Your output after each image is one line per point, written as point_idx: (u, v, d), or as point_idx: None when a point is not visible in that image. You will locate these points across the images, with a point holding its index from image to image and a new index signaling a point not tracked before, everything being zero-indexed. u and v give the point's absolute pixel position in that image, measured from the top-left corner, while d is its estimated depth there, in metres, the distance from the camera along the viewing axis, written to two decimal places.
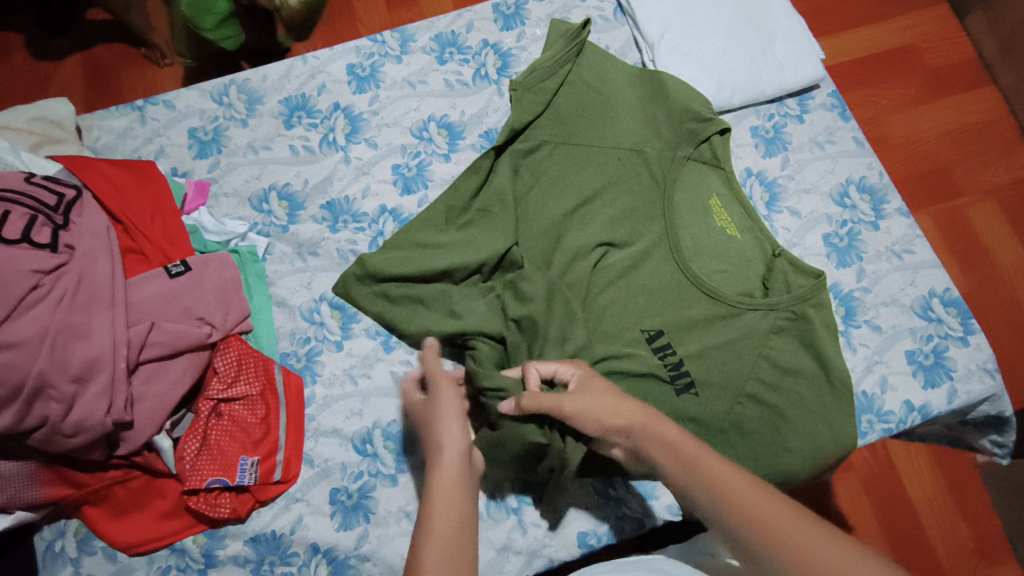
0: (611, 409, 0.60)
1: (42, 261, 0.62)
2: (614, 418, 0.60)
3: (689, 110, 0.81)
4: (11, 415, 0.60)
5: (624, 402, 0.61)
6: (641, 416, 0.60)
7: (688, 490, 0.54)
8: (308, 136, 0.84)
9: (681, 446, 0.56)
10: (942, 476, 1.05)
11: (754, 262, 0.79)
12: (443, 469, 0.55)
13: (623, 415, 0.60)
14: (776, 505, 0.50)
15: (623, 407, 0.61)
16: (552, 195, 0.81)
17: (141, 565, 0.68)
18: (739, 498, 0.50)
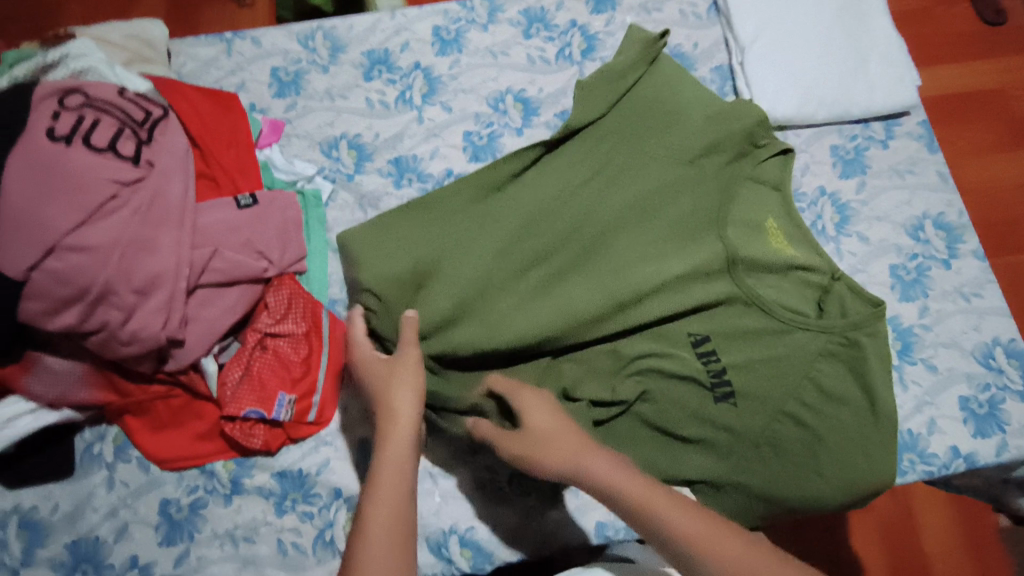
0: (559, 448, 0.65)
1: (122, 173, 0.64)
2: (560, 457, 0.65)
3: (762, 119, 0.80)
4: (75, 314, 0.62)
5: (571, 437, 0.66)
6: (587, 452, 0.65)
7: (645, 527, 0.60)
8: (386, 91, 0.84)
9: (629, 487, 0.61)
10: (960, 533, 1.02)
11: (811, 281, 0.77)
12: (394, 444, 0.62)
13: (568, 453, 0.65)
14: (721, 536, 0.58)
15: (570, 441, 0.66)
16: (610, 192, 0.79)
17: (171, 480, 0.70)
18: (693, 537, 0.58)
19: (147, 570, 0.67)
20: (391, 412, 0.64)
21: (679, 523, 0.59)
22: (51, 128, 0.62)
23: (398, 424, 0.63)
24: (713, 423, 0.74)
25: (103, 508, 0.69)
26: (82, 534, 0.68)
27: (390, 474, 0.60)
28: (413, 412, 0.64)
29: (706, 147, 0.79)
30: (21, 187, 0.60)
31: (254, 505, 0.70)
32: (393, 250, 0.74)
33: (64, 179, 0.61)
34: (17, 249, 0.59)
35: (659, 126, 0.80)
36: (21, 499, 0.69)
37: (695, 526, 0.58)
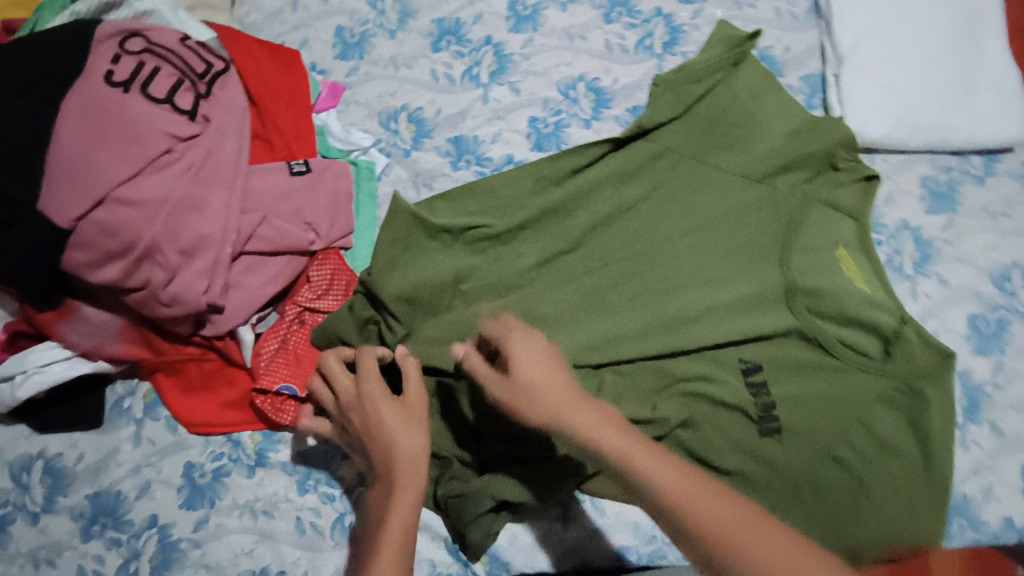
0: (546, 394, 0.52)
1: (177, 126, 0.61)
2: (546, 402, 0.52)
3: (844, 140, 0.75)
4: (117, 269, 0.60)
5: (560, 384, 0.53)
6: (574, 403, 0.52)
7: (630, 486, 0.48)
8: (452, 65, 0.80)
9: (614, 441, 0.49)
10: None
11: (880, 323, 0.71)
12: (400, 505, 0.53)
13: (554, 401, 0.52)
14: (724, 508, 0.45)
15: (561, 388, 0.53)
16: (671, 206, 0.75)
17: (197, 445, 0.69)
18: (687, 501, 0.45)
19: (166, 531, 0.67)
20: (396, 460, 0.55)
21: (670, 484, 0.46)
22: (110, 71, 0.60)
23: (404, 477, 0.54)
24: (756, 458, 0.69)
25: (126, 464, 0.68)
26: (104, 487, 0.68)
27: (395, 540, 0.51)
28: (417, 446, 0.56)
29: (778, 168, 0.75)
30: (76, 132, 0.58)
31: (276, 479, 0.68)
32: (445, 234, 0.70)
33: (118, 127, 0.59)
34: (66, 197, 0.57)
35: (725, 144, 0.76)
36: (47, 445, 0.69)
37: (693, 488, 0.46)
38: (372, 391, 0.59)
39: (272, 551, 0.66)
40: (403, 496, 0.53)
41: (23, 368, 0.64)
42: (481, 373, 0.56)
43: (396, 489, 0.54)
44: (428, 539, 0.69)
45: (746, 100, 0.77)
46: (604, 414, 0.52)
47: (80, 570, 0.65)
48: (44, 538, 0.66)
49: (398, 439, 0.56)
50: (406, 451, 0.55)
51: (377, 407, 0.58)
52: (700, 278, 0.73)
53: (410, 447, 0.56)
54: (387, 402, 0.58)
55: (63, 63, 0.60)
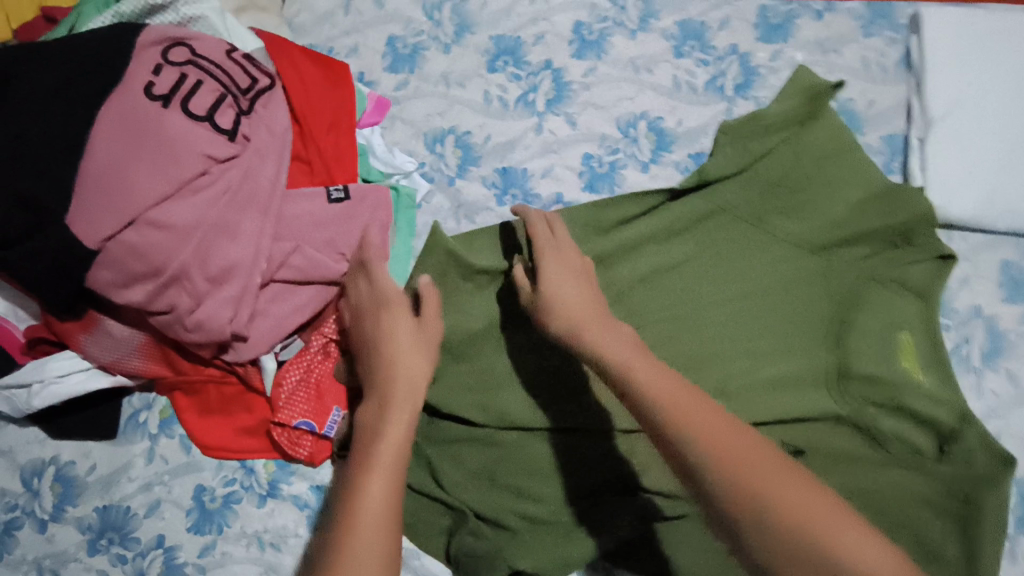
0: (569, 306, 0.58)
1: (215, 146, 0.57)
2: (569, 311, 0.57)
3: (924, 215, 0.69)
4: (143, 292, 0.57)
5: (585, 299, 0.58)
6: (594, 317, 0.57)
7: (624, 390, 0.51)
8: (507, 88, 0.75)
9: (617, 351, 0.53)
10: None
11: (937, 419, 0.67)
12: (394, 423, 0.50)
13: (577, 312, 0.57)
14: (710, 417, 0.48)
15: (585, 304, 0.58)
16: (721, 266, 0.71)
17: (209, 468, 0.67)
18: (678, 405, 0.48)
19: (171, 553, 0.65)
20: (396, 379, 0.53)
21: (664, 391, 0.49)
22: (151, 83, 0.56)
23: (403, 387, 0.53)
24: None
25: (138, 480, 0.67)
26: (114, 501, 0.66)
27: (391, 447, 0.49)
28: (424, 362, 0.55)
29: (842, 239, 0.70)
30: (109, 146, 0.54)
31: (287, 513, 0.66)
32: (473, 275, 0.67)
33: (154, 143, 0.55)
34: (96, 215, 0.54)
35: (792, 205, 0.71)
36: (61, 451, 0.67)
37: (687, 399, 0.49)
38: (392, 301, 0.58)
39: None
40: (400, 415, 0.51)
41: (41, 377, 0.62)
42: (521, 283, 0.62)
43: (393, 401, 0.52)
44: None
45: (821, 158, 0.71)
46: (618, 330, 0.56)
47: None
48: (50, 548, 0.65)
49: (404, 360, 0.54)
50: (409, 372, 0.54)
51: (390, 319, 0.57)
52: (746, 349, 0.69)
53: (413, 368, 0.54)
54: (403, 316, 0.57)
55: (100, 66, 0.56)
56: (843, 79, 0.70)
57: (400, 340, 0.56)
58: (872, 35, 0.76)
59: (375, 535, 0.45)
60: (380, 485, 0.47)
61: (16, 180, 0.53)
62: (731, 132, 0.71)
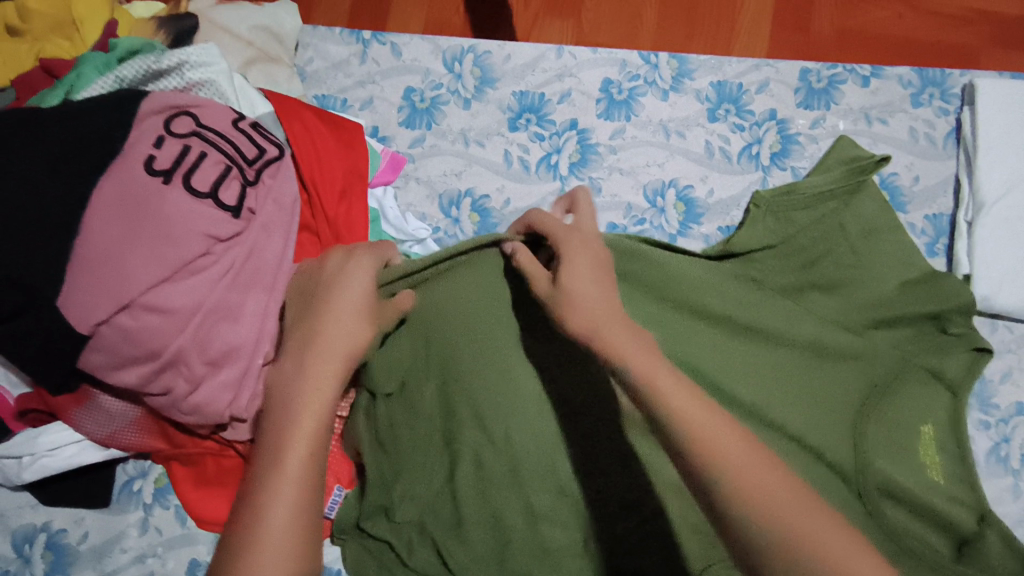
0: (593, 306, 0.49)
1: (218, 226, 0.55)
2: (588, 307, 0.49)
3: (960, 298, 0.65)
4: (137, 375, 0.54)
5: (608, 299, 0.50)
6: (618, 323, 0.49)
7: (655, 417, 0.44)
8: (530, 148, 0.71)
9: (641, 364, 0.46)
10: None
11: (954, 518, 0.59)
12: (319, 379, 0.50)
13: (599, 314, 0.49)
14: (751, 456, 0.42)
15: (602, 300, 0.50)
16: (745, 338, 0.63)
17: (205, 540, 0.65)
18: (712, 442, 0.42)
19: None
20: (326, 336, 0.52)
21: (700, 422, 0.43)
22: (151, 158, 0.54)
23: (321, 356, 0.51)
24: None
25: (132, 551, 0.65)
26: (106, 572, 0.64)
27: (310, 419, 0.49)
28: (354, 335, 0.53)
29: (877, 321, 0.65)
30: (106, 230, 0.52)
31: None
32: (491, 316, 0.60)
33: (153, 225, 0.53)
34: (89, 299, 0.52)
35: (825, 284, 0.66)
36: (52, 518, 0.65)
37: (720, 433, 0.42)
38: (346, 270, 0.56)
39: None
40: (326, 371, 0.51)
41: (32, 451, 0.61)
42: (529, 266, 0.55)
43: (309, 371, 0.51)
44: None
45: (858, 239, 0.67)
46: (645, 340, 0.48)
47: None
48: None
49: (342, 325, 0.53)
50: (346, 335, 0.52)
51: (335, 288, 0.55)
52: None
53: (343, 338, 0.52)
54: (349, 286, 0.55)
55: (96, 140, 0.54)
56: (888, 155, 0.66)
57: (337, 308, 0.54)
58: (921, 105, 0.71)
59: (288, 535, 0.44)
60: (302, 442, 0.48)
61: (5, 262, 0.51)
62: (765, 204, 0.67)
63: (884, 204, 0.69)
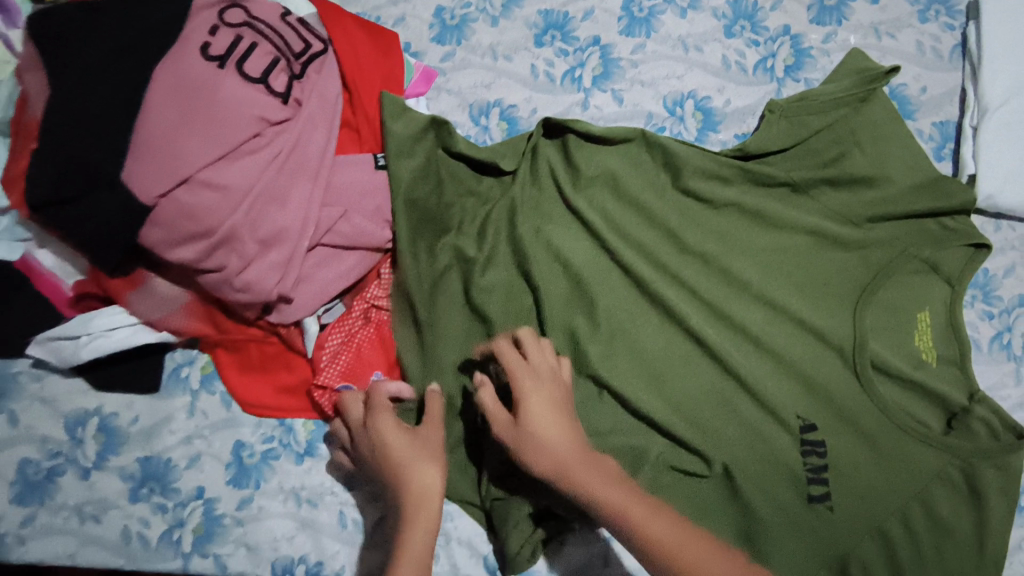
0: (555, 447, 0.57)
1: (270, 109, 0.58)
2: (554, 455, 0.57)
3: (965, 199, 0.69)
4: (193, 251, 0.57)
5: (568, 437, 0.57)
6: (581, 457, 0.57)
7: (631, 537, 0.54)
8: (555, 63, 0.75)
9: (609, 498, 0.55)
10: None
11: (947, 395, 0.68)
12: (417, 527, 0.56)
13: (563, 455, 0.57)
14: (709, 551, 0.54)
15: (569, 444, 0.57)
16: (750, 227, 0.71)
17: (248, 423, 0.69)
18: (685, 556, 0.53)
19: (211, 504, 0.68)
20: (409, 493, 0.57)
21: (667, 535, 0.54)
22: (206, 44, 0.57)
23: (419, 503, 0.57)
24: (789, 526, 0.67)
25: (179, 432, 0.69)
26: (155, 452, 0.68)
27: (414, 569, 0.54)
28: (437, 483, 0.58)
29: (878, 215, 0.70)
30: (165, 110, 0.55)
31: (324, 471, 0.69)
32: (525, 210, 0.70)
33: (207, 107, 0.55)
34: (149, 174, 0.54)
35: (834, 180, 0.70)
36: (104, 402, 0.69)
37: (686, 543, 0.53)
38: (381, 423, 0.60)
39: (313, 542, 0.68)
40: (422, 523, 0.56)
41: (87, 330, 0.64)
42: (493, 409, 0.59)
43: (409, 522, 0.56)
44: (467, 553, 0.68)
45: (868, 144, 0.71)
46: (603, 466, 0.57)
47: (124, 530, 0.67)
48: (92, 494, 0.68)
49: (429, 477, 0.58)
50: (421, 482, 0.57)
51: (385, 436, 0.59)
52: (782, 332, 0.69)
53: (421, 482, 0.58)
54: (396, 429, 0.60)
55: (155, 33, 0.57)
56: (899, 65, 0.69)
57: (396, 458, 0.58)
58: (927, 21, 0.75)
59: None
60: None
61: (71, 140, 0.55)
62: (779, 111, 0.71)
63: (894, 112, 0.72)
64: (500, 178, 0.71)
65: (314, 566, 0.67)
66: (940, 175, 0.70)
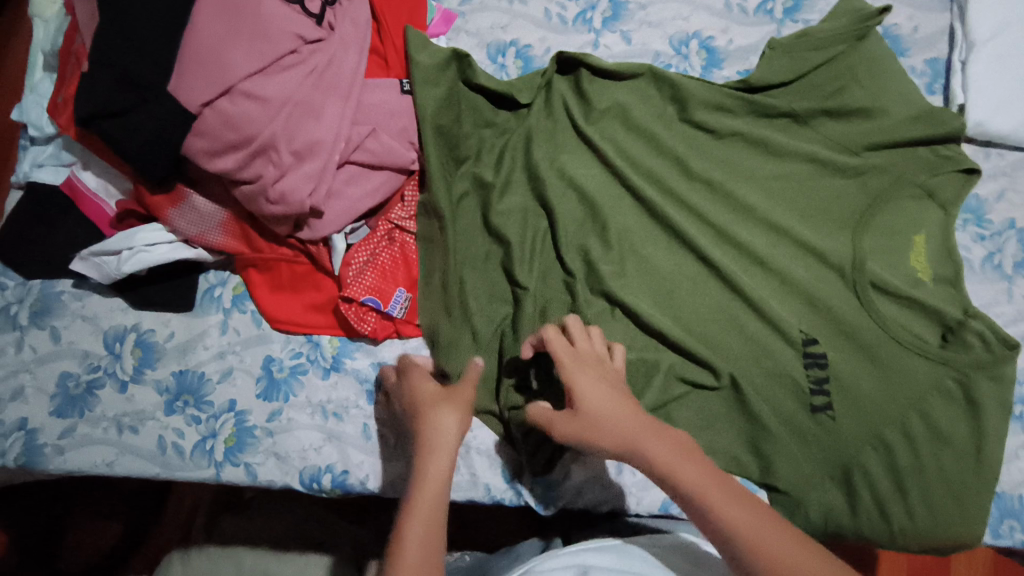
0: (615, 421, 0.55)
1: (305, 28, 0.63)
2: (614, 430, 0.55)
3: (955, 128, 0.73)
4: (233, 160, 0.61)
5: (626, 410, 0.56)
6: (642, 430, 0.55)
7: (708, 520, 0.50)
8: (567, 6, 0.79)
9: (679, 473, 0.52)
10: None
11: (943, 311, 0.71)
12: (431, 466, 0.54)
13: (623, 430, 0.55)
14: (790, 535, 0.48)
15: (628, 417, 0.56)
16: (752, 156, 0.75)
17: (278, 340, 0.73)
18: (765, 540, 0.48)
19: (242, 416, 0.71)
20: (432, 440, 0.55)
21: (745, 516, 0.49)
22: None
23: (432, 455, 0.54)
24: (791, 434, 0.71)
25: (212, 348, 0.72)
26: (189, 366, 0.72)
27: (424, 517, 0.51)
28: (452, 440, 0.55)
29: (875, 143, 0.74)
30: (210, 26, 0.60)
31: (349, 385, 0.72)
32: (542, 140, 0.75)
33: (250, 22, 0.60)
34: (195, 83, 0.59)
35: (832, 112, 0.75)
36: (141, 320, 0.73)
37: (764, 525, 0.49)
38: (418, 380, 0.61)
39: (339, 453, 0.71)
40: (439, 458, 0.54)
41: (130, 245, 0.68)
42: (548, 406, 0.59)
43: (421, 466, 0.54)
44: (485, 463, 0.72)
45: (864, 79, 0.75)
46: (673, 439, 0.55)
47: (160, 441, 0.70)
48: (130, 406, 0.71)
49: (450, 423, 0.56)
50: (438, 429, 0.56)
51: (418, 385, 0.61)
52: (784, 255, 0.73)
53: (443, 429, 0.56)
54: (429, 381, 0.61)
55: None
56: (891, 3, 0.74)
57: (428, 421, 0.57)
58: None
59: None
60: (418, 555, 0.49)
61: (120, 58, 0.59)
62: (781, 48, 0.75)
63: (889, 49, 0.76)
64: (515, 112, 0.76)
65: (340, 475, 0.70)
66: (935, 107, 0.74)
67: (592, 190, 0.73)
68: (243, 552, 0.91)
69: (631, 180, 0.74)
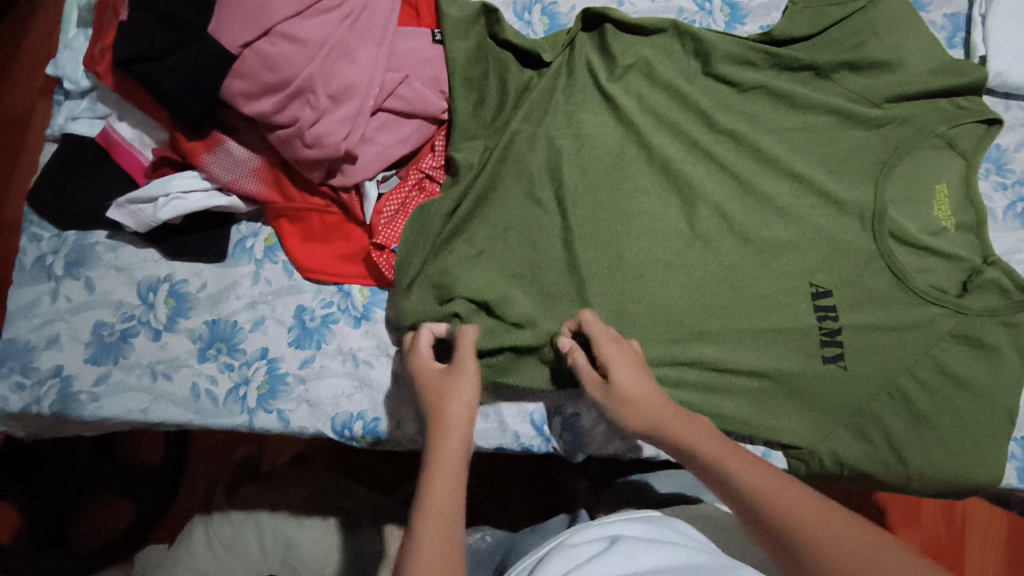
0: (646, 403, 0.62)
1: None
2: (646, 413, 0.61)
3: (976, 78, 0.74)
4: (271, 103, 0.63)
5: (660, 402, 0.62)
6: (672, 416, 0.60)
7: (730, 485, 0.54)
8: None
9: (705, 445, 0.57)
10: (1001, 552, 1.04)
11: (964, 257, 0.73)
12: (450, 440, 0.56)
13: (655, 415, 0.61)
14: (807, 498, 0.51)
15: (654, 399, 0.62)
16: (775, 108, 0.76)
17: (309, 290, 0.74)
18: (783, 500, 0.51)
19: (274, 364, 0.71)
20: (445, 416, 0.58)
21: (764, 481, 0.52)
22: None
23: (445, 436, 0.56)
24: (816, 383, 0.70)
25: (244, 298, 0.73)
26: (222, 316, 0.73)
27: (442, 482, 0.52)
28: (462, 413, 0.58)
29: (896, 94, 0.75)
30: None
31: (380, 333, 0.73)
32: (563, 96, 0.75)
33: None
34: (236, 25, 0.61)
35: (854, 64, 0.76)
36: (174, 271, 0.74)
37: (781, 488, 0.51)
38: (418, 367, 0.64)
39: (370, 400, 0.71)
40: (453, 435, 0.56)
41: (166, 192, 0.69)
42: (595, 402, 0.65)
43: (437, 442, 0.56)
44: (515, 413, 0.73)
45: (885, 33, 0.76)
46: (697, 423, 0.60)
47: (193, 388, 0.71)
48: (163, 354, 0.71)
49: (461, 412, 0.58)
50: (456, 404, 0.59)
51: (422, 370, 0.64)
52: (802, 206, 0.74)
53: (461, 404, 0.59)
54: (428, 364, 0.64)
55: None
56: None
57: (440, 399, 0.60)
58: None
59: None
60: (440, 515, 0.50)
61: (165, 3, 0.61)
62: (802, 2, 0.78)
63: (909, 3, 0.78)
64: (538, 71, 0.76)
65: (372, 422, 0.70)
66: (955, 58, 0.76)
67: (613, 143, 0.75)
68: (263, 516, 0.85)
69: (652, 132, 0.75)
